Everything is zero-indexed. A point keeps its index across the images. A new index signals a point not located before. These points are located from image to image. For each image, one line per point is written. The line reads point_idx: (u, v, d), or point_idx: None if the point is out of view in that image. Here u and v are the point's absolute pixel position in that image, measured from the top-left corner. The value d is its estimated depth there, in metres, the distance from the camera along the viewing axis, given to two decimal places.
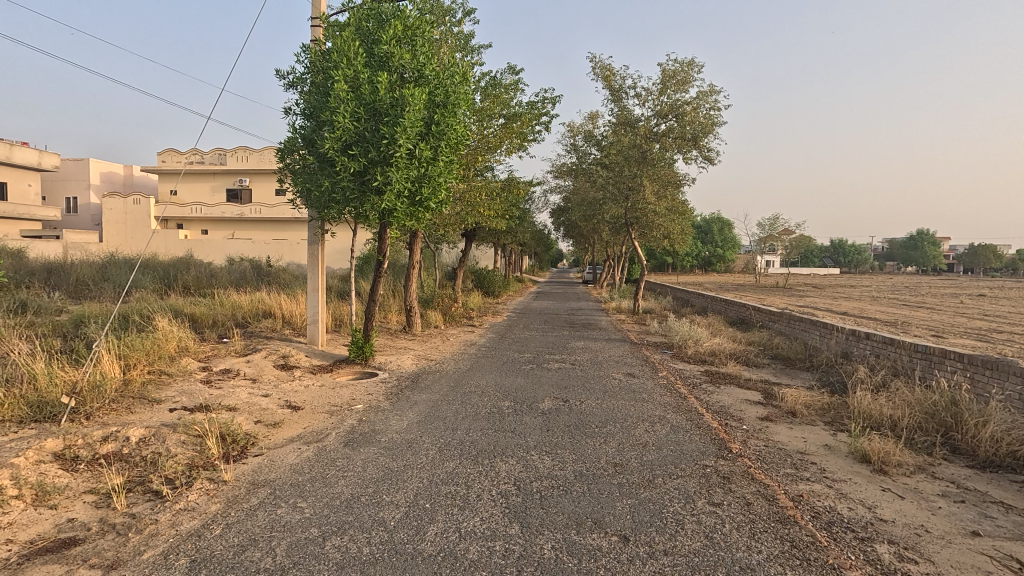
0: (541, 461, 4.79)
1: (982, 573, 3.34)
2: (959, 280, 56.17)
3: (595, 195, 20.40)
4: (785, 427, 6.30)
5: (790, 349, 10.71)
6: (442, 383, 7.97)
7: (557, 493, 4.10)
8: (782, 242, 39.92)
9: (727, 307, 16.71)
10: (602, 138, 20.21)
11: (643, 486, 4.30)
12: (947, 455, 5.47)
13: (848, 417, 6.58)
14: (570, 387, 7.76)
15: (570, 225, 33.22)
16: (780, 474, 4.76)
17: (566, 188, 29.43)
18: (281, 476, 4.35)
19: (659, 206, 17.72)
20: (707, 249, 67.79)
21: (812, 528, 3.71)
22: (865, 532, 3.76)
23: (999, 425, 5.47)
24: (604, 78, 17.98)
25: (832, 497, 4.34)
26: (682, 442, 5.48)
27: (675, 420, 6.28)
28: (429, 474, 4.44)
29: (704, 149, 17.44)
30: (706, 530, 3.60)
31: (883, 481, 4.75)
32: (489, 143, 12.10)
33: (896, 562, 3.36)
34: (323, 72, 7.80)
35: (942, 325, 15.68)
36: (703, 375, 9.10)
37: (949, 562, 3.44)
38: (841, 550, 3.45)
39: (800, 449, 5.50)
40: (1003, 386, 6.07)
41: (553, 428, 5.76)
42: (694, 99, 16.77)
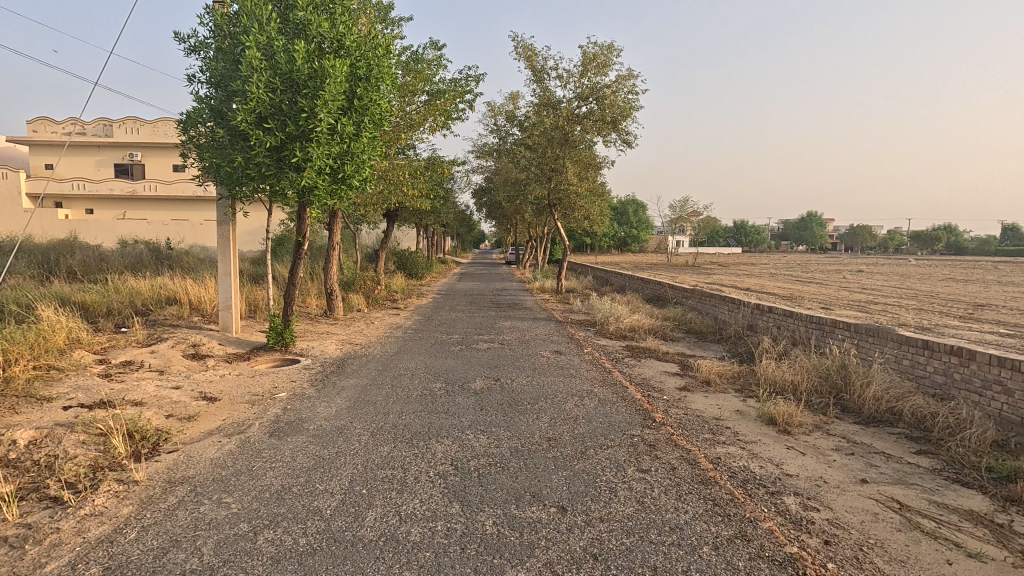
0: (477, 440, 4.82)
1: (871, 515, 3.79)
2: (840, 259, 62.30)
3: (519, 176, 20.49)
4: (701, 395, 6.76)
5: (702, 324, 11.45)
6: (370, 367, 7.78)
7: (495, 470, 4.15)
8: (691, 224, 42.21)
9: (644, 286, 17.51)
10: (524, 119, 20.25)
11: (576, 459, 4.45)
12: (839, 414, 6.11)
13: (755, 384, 7.16)
14: (500, 367, 7.84)
15: (494, 206, 33.28)
16: (700, 439, 5.11)
17: (489, 168, 29.35)
18: (201, 472, 4.07)
19: (580, 187, 18.09)
20: (623, 231, 70.58)
21: (730, 487, 4.03)
22: (774, 486, 4.13)
23: (880, 385, 6.18)
24: (526, 58, 17.95)
25: (745, 457, 4.72)
26: (611, 414, 5.72)
27: (602, 394, 6.54)
28: (364, 459, 4.34)
29: (623, 132, 17.96)
30: (637, 495, 3.80)
31: (788, 440, 5.23)
32: (411, 120, 11.73)
33: (802, 512, 3.73)
34: (231, 38, 7.21)
35: (828, 299, 17.40)
36: (625, 350, 9.52)
37: (844, 508, 3.87)
38: (755, 505, 3.77)
39: (716, 415, 5.92)
40: (882, 350, 6.84)
41: (486, 407, 5.80)
42: (614, 83, 17.18)
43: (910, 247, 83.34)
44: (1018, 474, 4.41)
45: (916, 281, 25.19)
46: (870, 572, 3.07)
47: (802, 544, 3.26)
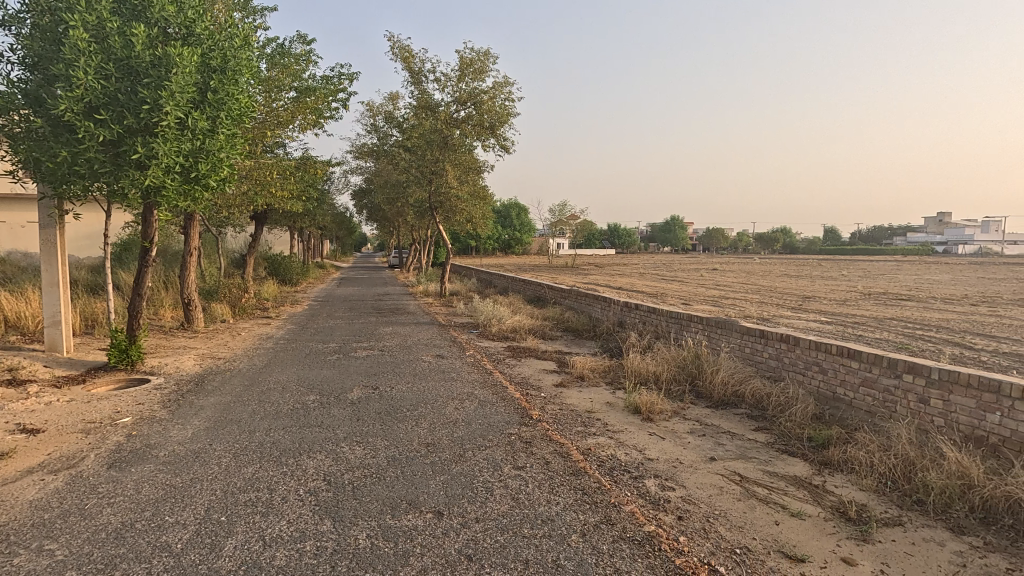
0: (352, 452, 4.66)
1: (717, 488, 4.25)
2: (699, 258, 68.80)
3: (399, 178, 20.08)
4: (576, 390, 7.13)
5: (578, 322, 12.06)
6: (235, 383, 7.18)
7: (370, 482, 4.04)
8: (569, 227, 44.21)
9: (525, 287, 18.04)
10: (403, 120, 19.92)
11: (455, 462, 4.47)
12: (693, 399, 6.78)
13: (623, 376, 7.69)
14: (379, 374, 7.63)
15: (374, 208, 32.29)
16: (573, 432, 5.39)
17: (368, 170, 28.42)
18: (15, 519, 3.48)
19: (461, 191, 18.17)
20: (507, 233, 72.14)
21: (598, 475, 4.30)
22: (637, 471, 4.48)
23: (727, 371, 6.94)
24: (402, 59, 17.67)
25: (613, 446, 5.07)
26: (489, 415, 5.82)
27: (482, 395, 6.64)
28: (224, 483, 4.00)
29: (501, 138, 18.35)
30: (512, 492, 3.91)
31: (650, 427, 5.69)
32: (279, 116, 10.97)
33: (660, 492, 4.09)
34: (52, 14, 6.30)
35: (688, 295, 19.18)
36: (506, 351, 9.74)
37: (695, 484, 4.31)
38: (620, 490, 4.06)
39: (588, 408, 6.28)
40: (727, 339, 7.70)
41: (363, 417, 5.62)
42: (491, 89, 17.49)
43: (755, 247, 94.45)
44: (830, 441, 5.20)
45: (759, 277, 28.58)
46: (714, 540, 3.44)
47: (659, 522, 3.57)
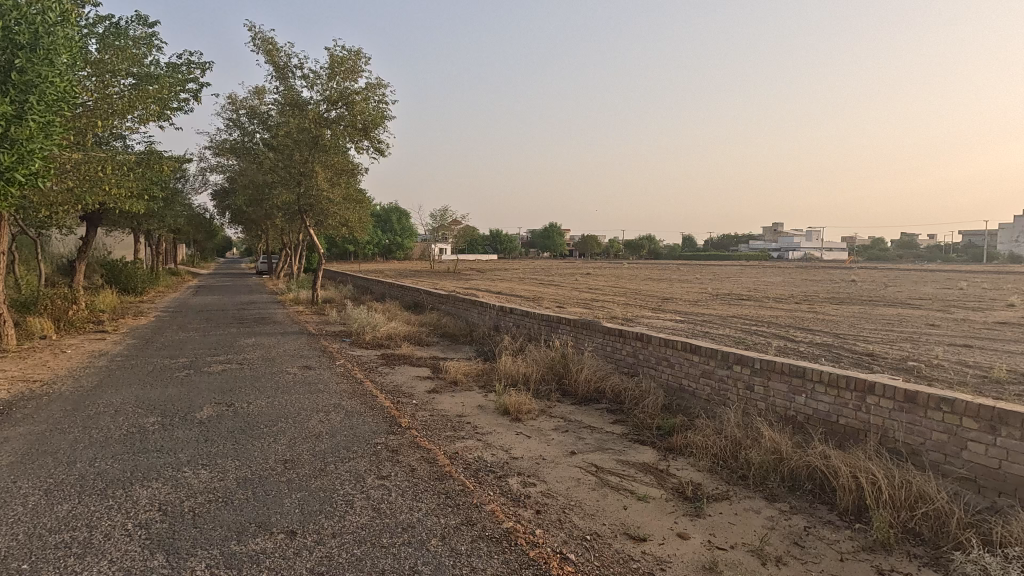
0: (196, 476, 4.26)
1: (574, 481, 4.52)
2: (575, 263, 72.30)
3: (263, 178, 18.75)
4: (448, 395, 7.16)
5: (455, 328, 12.11)
6: (54, 408, 6.22)
7: (215, 507, 3.73)
8: (451, 233, 44.21)
9: (403, 293, 17.73)
10: (269, 117, 18.68)
11: (314, 477, 4.27)
12: (560, 398, 7.12)
13: (495, 378, 7.86)
14: (235, 390, 7.05)
15: (238, 210, 29.82)
16: (441, 437, 5.41)
17: (229, 168, 26.18)
18: None
19: (334, 194, 17.42)
20: (387, 238, 70.35)
21: (462, 478, 4.35)
22: (502, 470, 4.61)
23: (590, 369, 7.39)
24: (266, 52, 16.59)
25: (480, 447, 5.17)
26: (356, 426, 5.64)
27: (350, 405, 6.41)
28: (28, 526, 3.45)
29: (376, 140, 17.93)
30: (373, 503, 3.82)
31: (518, 427, 5.89)
32: (114, 104, 9.72)
33: (521, 489, 4.24)
34: None
35: (562, 298, 20.10)
36: (379, 359, 9.51)
37: (555, 478, 4.53)
38: (483, 490, 4.15)
39: (459, 412, 6.34)
40: (591, 340, 8.18)
41: (212, 438, 5.16)
42: (364, 90, 17.03)
43: (625, 253, 101.44)
44: (675, 428, 5.75)
45: (627, 281, 30.74)
46: (567, 529, 3.65)
47: (517, 518, 3.71)
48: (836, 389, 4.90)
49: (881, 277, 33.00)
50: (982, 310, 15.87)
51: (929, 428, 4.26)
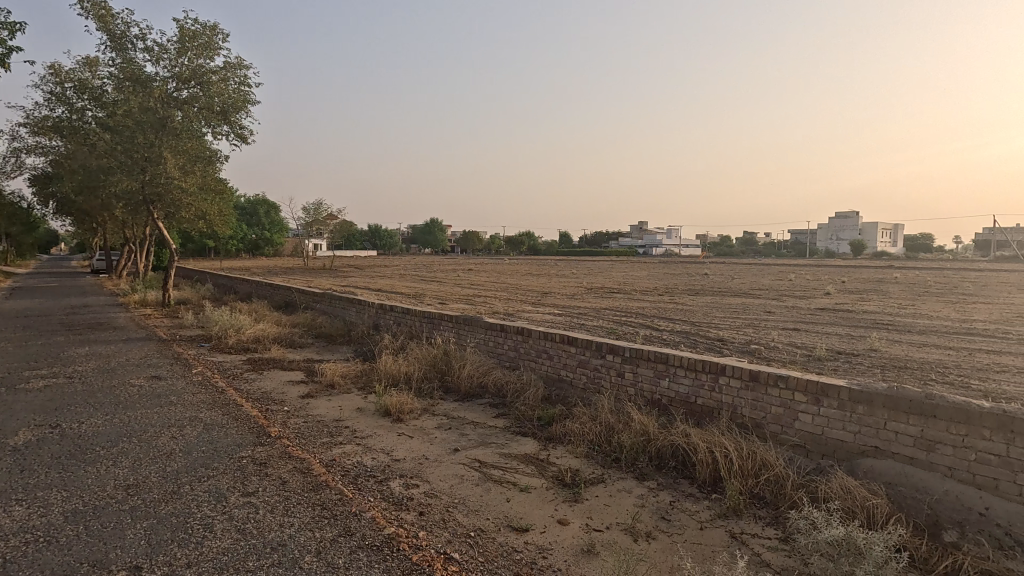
0: (8, 515, 3.56)
1: (459, 478, 4.49)
2: (456, 259, 72.19)
3: (98, 163, 16.32)
4: (324, 399, 6.76)
5: (331, 328, 11.49)
6: None
7: (34, 549, 3.14)
8: (326, 227, 41.90)
9: (272, 292, 16.45)
10: (104, 92, 16.32)
11: (165, 501, 3.79)
12: (442, 395, 7.06)
13: (375, 379, 7.58)
14: (62, 408, 6.04)
15: (66, 199, 25.68)
16: (316, 445, 5.08)
17: (52, 149, 22.43)
18: None
19: (188, 183, 15.68)
20: (253, 232, 64.92)
21: (340, 486, 4.12)
22: (382, 474, 4.44)
23: (473, 364, 7.40)
24: (97, 17, 14.44)
25: (359, 452, 4.94)
26: (217, 439, 5.10)
27: (210, 417, 5.80)
28: None
29: (237, 125, 16.45)
30: (238, 524, 3.48)
31: (399, 428, 5.73)
32: None
33: (404, 492, 4.12)
34: None
35: (443, 294, 19.99)
36: (244, 364, 8.72)
37: (439, 477, 4.47)
38: (363, 497, 3.96)
39: (336, 416, 6.02)
40: (473, 335, 8.20)
41: (30, 468, 4.36)
42: (221, 70, 15.59)
43: (506, 249, 103.31)
44: (554, 418, 5.96)
45: (508, 276, 31.35)
46: (451, 528, 3.61)
47: (399, 522, 3.60)
48: (694, 372, 5.39)
49: (729, 270, 37.07)
50: (805, 298, 18.52)
51: (769, 403, 4.84)
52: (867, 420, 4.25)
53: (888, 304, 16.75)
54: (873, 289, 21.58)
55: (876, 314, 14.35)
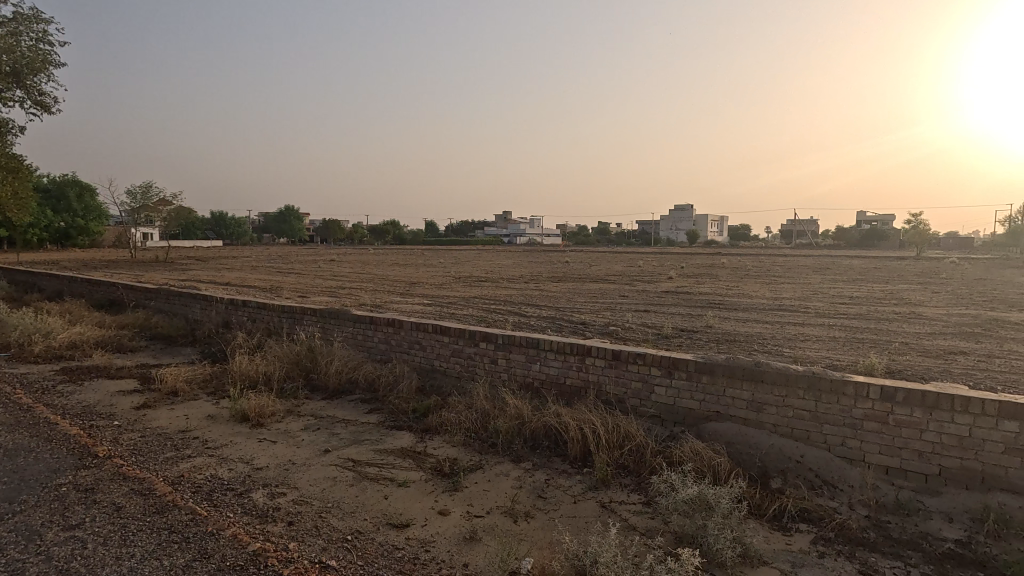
0: None
1: (331, 481, 4.24)
2: (316, 250, 67.89)
3: None
4: (166, 409, 5.95)
5: (171, 328, 10.15)
6: None
7: None
8: (158, 214, 36.84)
9: (90, 289, 14.07)
10: None
11: None
12: (308, 394, 6.61)
13: (228, 382, 6.85)
14: None
15: None
16: (159, 461, 4.46)
17: None
18: None
19: None
20: (62, 219, 54.96)
21: (192, 504, 3.66)
22: (243, 486, 4.04)
23: (341, 360, 7.01)
24: None
25: (213, 464, 4.43)
26: (23, 467, 4.23)
27: (12, 442, 4.79)
28: None
29: (35, 91, 13.77)
30: (60, 565, 2.93)
31: (260, 433, 5.24)
32: None
33: (269, 503, 3.79)
34: None
35: (303, 287, 18.67)
36: (57, 375, 7.35)
37: (310, 482, 4.18)
38: (221, 514, 3.56)
39: (181, 427, 5.33)
40: (340, 329, 7.77)
41: None
42: (10, 22, 12.96)
43: (370, 238, 99.56)
44: (429, 408, 5.88)
45: (374, 266, 30.30)
46: (325, 534, 3.40)
47: (265, 537, 3.30)
48: (563, 354, 5.65)
49: (586, 258, 39.61)
50: (652, 283, 20.41)
51: (629, 379, 5.25)
52: (711, 389, 4.80)
53: (718, 286, 19.10)
54: (706, 274, 24.42)
55: (710, 295, 16.27)
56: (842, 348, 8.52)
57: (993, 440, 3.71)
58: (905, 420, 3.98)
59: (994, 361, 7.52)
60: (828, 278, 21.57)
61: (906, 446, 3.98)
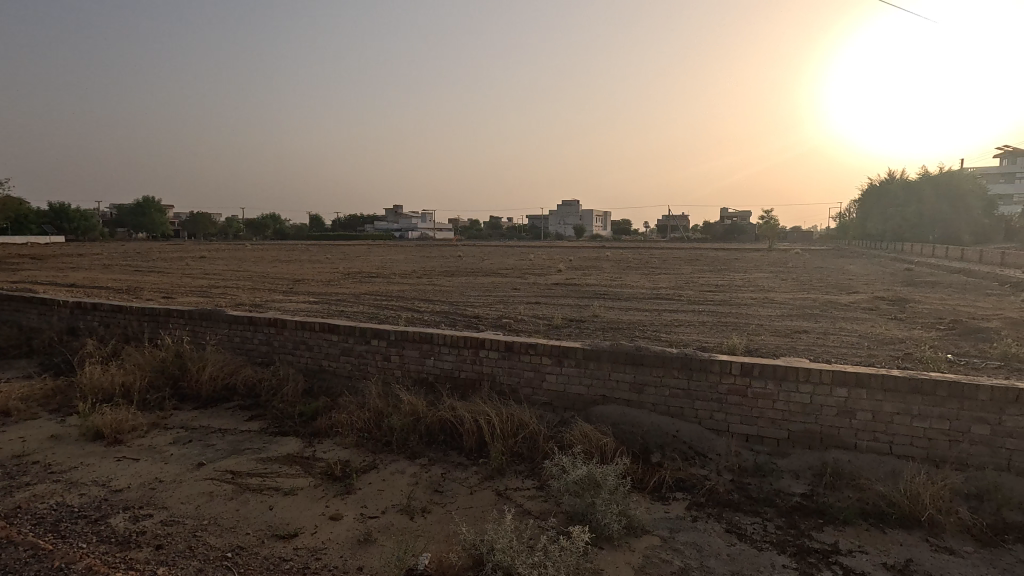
0: None
1: (206, 496, 3.89)
2: (183, 246, 61.44)
3: None
4: None
5: None
6: None
7: None
8: None
9: None
10: None
11: None
12: (176, 405, 6.00)
13: (76, 397, 6.01)
14: None
15: None
16: None
17: None
18: None
19: None
20: None
21: (33, 539, 3.18)
22: (98, 512, 3.58)
23: (215, 365, 6.44)
24: None
25: (59, 491, 3.88)
26: None
27: None
28: None
29: None
30: None
31: (119, 451, 4.68)
32: None
33: (132, 527, 3.40)
34: None
35: (168, 287, 16.84)
36: None
37: (181, 500, 3.81)
38: (71, 546, 3.14)
39: (16, 453, 4.59)
40: (214, 332, 7.13)
41: None
42: None
43: (246, 233, 92.16)
44: (318, 411, 5.60)
45: (252, 263, 28.09)
46: (202, 554, 3.13)
47: (128, 565, 2.96)
48: (457, 348, 5.65)
49: (479, 252, 39.80)
50: (543, 275, 21.06)
51: (522, 369, 5.39)
52: (598, 374, 5.07)
53: (603, 277, 20.19)
54: (592, 266, 25.69)
55: (596, 286, 17.15)
56: (711, 331, 9.39)
57: (828, 404, 4.32)
58: (760, 392, 4.49)
59: (829, 337, 8.72)
60: (697, 268, 23.67)
61: (762, 415, 4.50)
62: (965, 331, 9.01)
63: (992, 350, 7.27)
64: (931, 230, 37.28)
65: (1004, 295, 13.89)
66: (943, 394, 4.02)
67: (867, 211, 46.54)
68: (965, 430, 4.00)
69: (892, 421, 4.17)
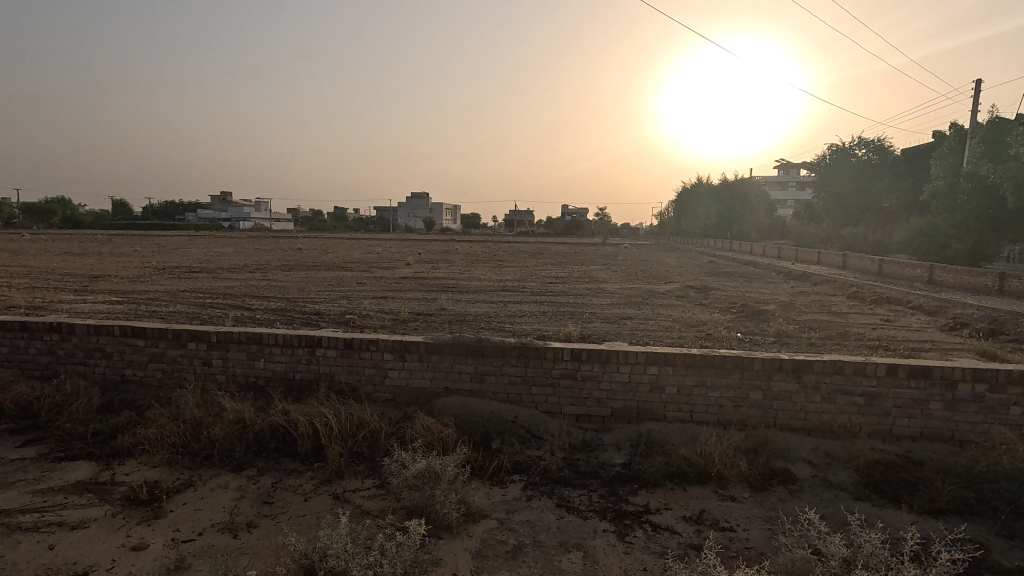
0: None
1: None
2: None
3: None
4: None
5: None
6: None
7: None
8: None
9: None
10: None
11: None
12: None
13: None
14: None
15: None
16: None
17: None
18: None
19: None
20: None
21: None
22: None
23: None
24: None
25: None
26: None
27: None
28: None
29: None
30: None
31: None
32: None
33: None
34: None
35: None
36: None
37: None
38: None
39: None
40: None
41: None
42: None
43: (23, 219, 75.68)
44: (119, 427, 4.84)
45: (32, 256, 23.14)
46: None
47: None
48: (290, 348, 5.28)
49: (320, 245, 37.23)
50: (390, 269, 20.54)
51: (363, 366, 5.21)
52: (440, 366, 5.11)
53: (451, 271, 20.34)
54: (440, 259, 25.78)
55: (444, 280, 17.19)
56: (550, 320, 10.00)
57: (644, 382, 4.86)
58: (588, 375, 4.90)
59: (649, 323, 9.80)
60: (540, 261, 24.92)
61: (590, 395, 4.93)
62: (751, 314, 10.72)
63: (769, 329, 8.76)
64: (727, 228, 43.86)
65: (778, 283, 16.87)
66: (729, 367, 4.75)
67: (681, 210, 53.25)
68: (745, 395, 4.79)
69: (692, 393, 4.83)
